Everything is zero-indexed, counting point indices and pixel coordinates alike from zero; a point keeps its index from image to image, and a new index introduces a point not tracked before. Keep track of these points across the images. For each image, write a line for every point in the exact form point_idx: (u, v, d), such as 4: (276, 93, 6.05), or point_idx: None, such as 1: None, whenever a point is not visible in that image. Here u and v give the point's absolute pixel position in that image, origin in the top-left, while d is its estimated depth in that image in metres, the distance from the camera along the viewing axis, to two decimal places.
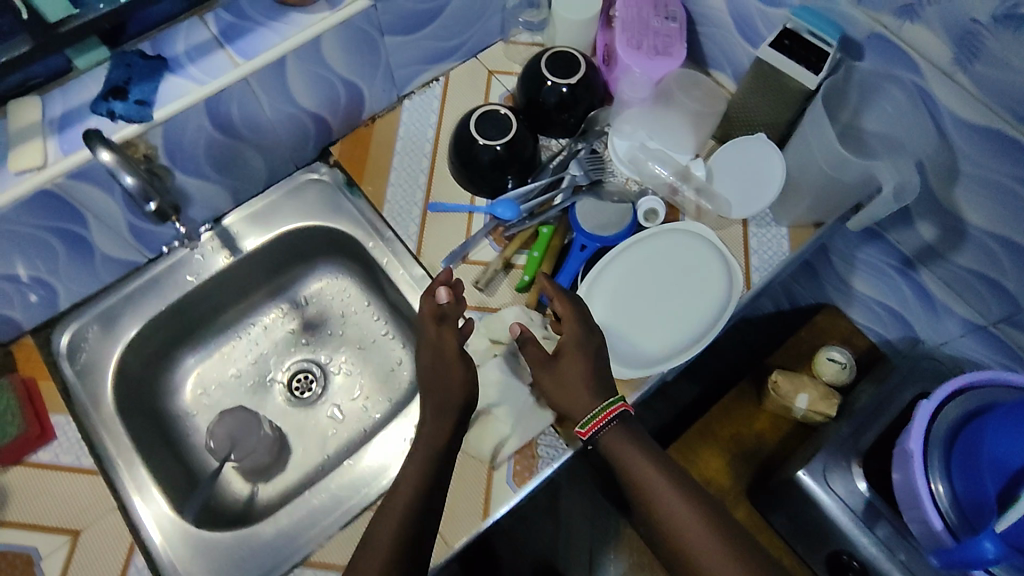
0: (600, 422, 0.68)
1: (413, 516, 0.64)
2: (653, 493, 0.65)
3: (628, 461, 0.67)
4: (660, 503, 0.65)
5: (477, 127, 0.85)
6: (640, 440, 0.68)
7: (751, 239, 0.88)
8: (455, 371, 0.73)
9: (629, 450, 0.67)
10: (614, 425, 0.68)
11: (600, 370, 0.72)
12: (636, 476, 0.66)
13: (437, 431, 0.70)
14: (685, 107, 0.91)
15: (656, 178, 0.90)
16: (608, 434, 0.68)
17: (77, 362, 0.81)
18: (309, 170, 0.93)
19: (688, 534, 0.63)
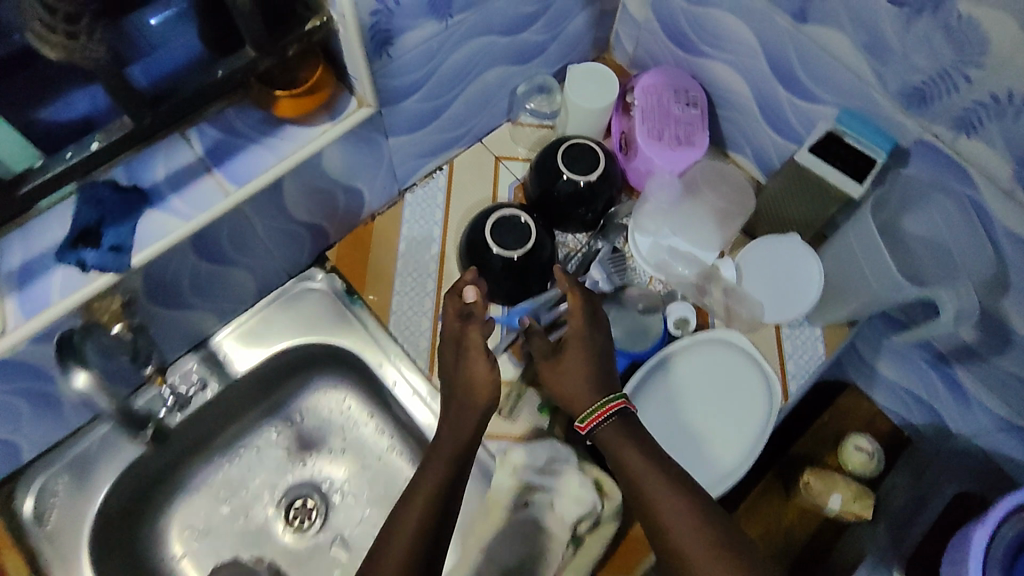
0: (597, 418, 0.65)
1: (432, 518, 0.59)
2: (646, 489, 0.61)
3: (626, 455, 0.63)
4: (656, 500, 0.60)
5: (493, 235, 0.78)
6: (641, 437, 0.64)
7: (785, 342, 0.83)
8: (472, 370, 0.67)
9: (626, 444, 0.63)
10: (614, 421, 0.64)
11: (605, 373, 0.69)
12: (633, 474, 0.62)
13: (462, 418, 0.66)
14: (711, 200, 0.85)
15: (682, 280, 0.84)
16: (605, 429, 0.65)
17: (46, 524, 0.71)
18: (304, 278, 0.84)
19: (686, 529, 0.58)
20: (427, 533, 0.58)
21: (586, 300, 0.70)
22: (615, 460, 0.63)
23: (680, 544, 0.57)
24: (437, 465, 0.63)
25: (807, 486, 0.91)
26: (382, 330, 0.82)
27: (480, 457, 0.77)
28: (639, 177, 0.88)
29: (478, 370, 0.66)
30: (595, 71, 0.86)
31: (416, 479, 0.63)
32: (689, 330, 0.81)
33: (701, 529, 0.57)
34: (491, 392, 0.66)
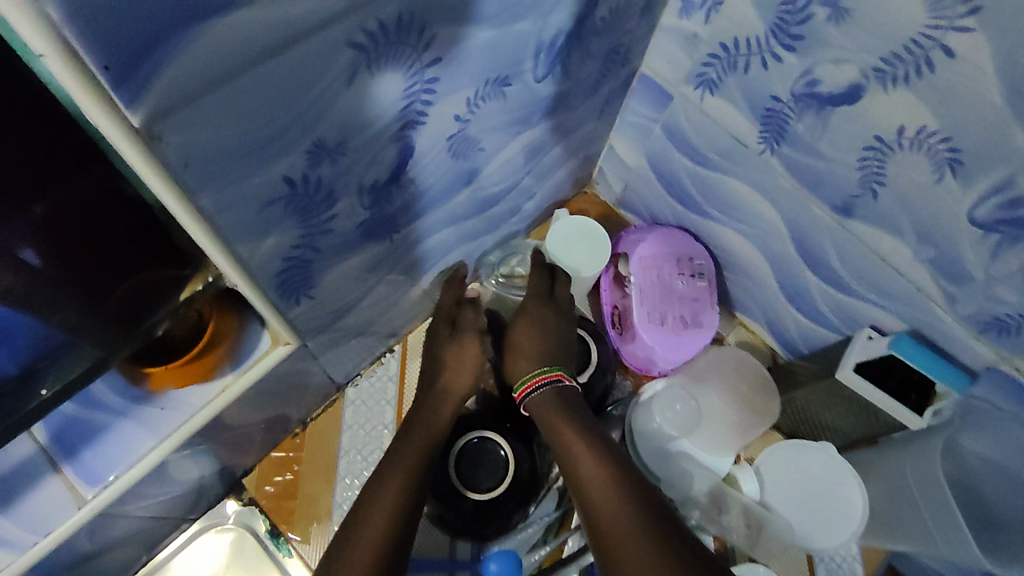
0: (538, 383, 0.59)
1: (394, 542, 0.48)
2: (573, 446, 0.55)
3: (555, 431, 0.57)
4: (580, 468, 0.54)
5: (458, 470, 0.61)
6: (578, 415, 0.58)
7: (818, 567, 0.70)
8: (441, 370, 0.61)
9: (555, 413, 0.58)
10: (547, 391, 0.59)
11: (563, 343, 0.63)
12: (560, 431, 0.56)
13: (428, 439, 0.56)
14: (724, 396, 0.70)
15: (695, 499, 0.68)
16: (542, 400, 0.59)
17: None
18: (217, 516, 0.66)
19: (608, 496, 0.51)
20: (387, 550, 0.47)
21: (542, 276, 0.67)
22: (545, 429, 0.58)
23: (605, 499, 0.51)
24: (396, 477, 0.51)
25: None
26: None
27: None
28: (636, 361, 0.73)
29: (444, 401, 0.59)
30: (589, 228, 0.68)
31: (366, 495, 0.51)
32: None
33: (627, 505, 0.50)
34: (475, 377, 0.61)
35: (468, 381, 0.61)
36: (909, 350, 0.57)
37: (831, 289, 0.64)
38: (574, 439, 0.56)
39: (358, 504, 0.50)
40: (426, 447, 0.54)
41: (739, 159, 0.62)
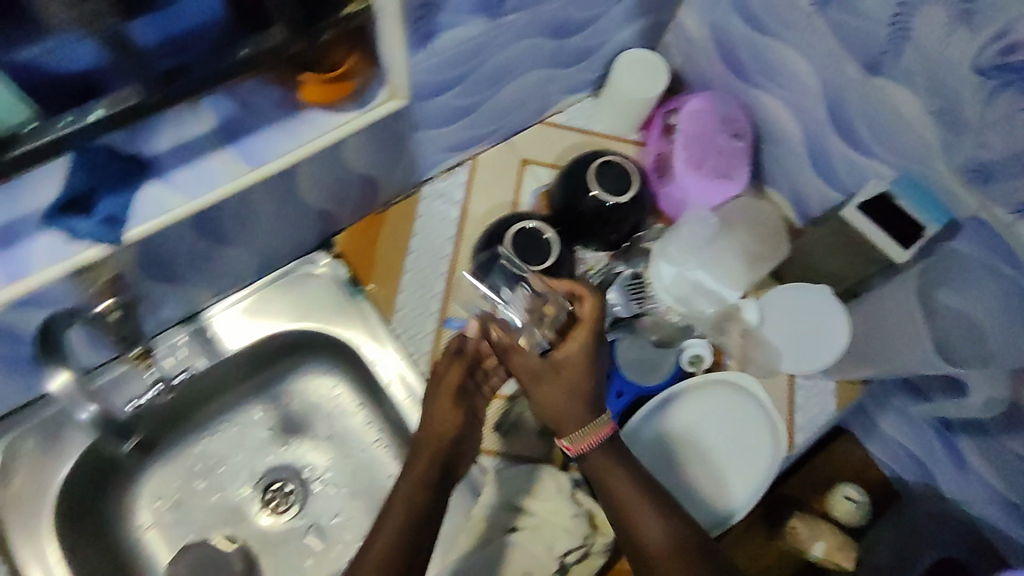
0: (589, 442, 0.64)
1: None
2: (643, 520, 0.61)
3: (617, 486, 0.63)
4: (645, 531, 0.61)
5: (512, 246, 0.74)
6: (628, 462, 0.64)
7: (797, 392, 0.81)
8: (446, 426, 0.65)
9: (618, 475, 0.63)
10: (603, 444, 0.64)
11: (597, 382, 0.65)
12: (626, 499, 0.62)
13: (415, 489, 0.62)
14: (746, 239, 0.81)
15: (702, 317, 0.80)
16: (595, 458, 0.64)
17: (9, 483, 0.68)
18: (307, 262, 0.80)
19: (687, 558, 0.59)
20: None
21: (587, 342, 0.64)
22: (603, 489, 0.63)
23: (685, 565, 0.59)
24: (401, 500, 0.61)
25: (794, 531, 0.94)
26: (383, 326, 0.79)
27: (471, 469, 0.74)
28: (672, 204, 0.84)
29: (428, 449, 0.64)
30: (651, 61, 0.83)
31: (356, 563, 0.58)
32: (702, 368, 0.78)
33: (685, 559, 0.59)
34: (456, 420, 0.65)
35: (448, 419, 0.65)
36: (906, 186, 0.69)
37: (852, 152, 0.75)
38: (649, 516, 0.61)
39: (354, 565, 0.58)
40: (428, 484, 0.63)
41: (794, 21, 0.72)
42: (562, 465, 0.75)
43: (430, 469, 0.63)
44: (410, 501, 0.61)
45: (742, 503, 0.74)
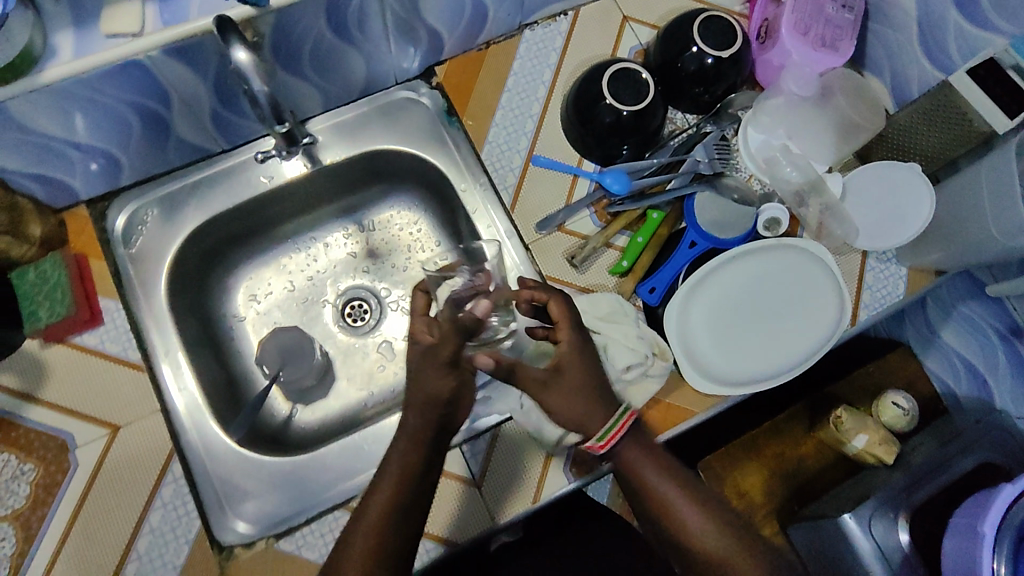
0: (617, 435, 0.57)
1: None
2: (681, 515, 0.56)
3: (648, 486, 0.57)
4: (687, 523, 0.55)
5: (610, 85, 0.75)
6: (658, 456, 0.58)
7: (868, 272, 0.81)
8: (434, 395, 0.56)
9: (650, 466, 0.57)
10: (629, 441, 0.58)
11: (602, 381, 0.59)
12: (659, 490, 0.56)
13: (403, 474, 0.55)
14: (843, 108, 0.80)
15: (786, 184, 0.80)
16: (626, 452, 0.58)
17: (132, 246, 0.74)
18: (407, 87, 0.82)
19: (738, 558, 0.54)
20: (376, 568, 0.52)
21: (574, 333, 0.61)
22: (637, 485, 0.57)
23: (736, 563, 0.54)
24: (386, 493, 0.54)
25: (838, 421, 0.94)
26: (473, 157, 0.81)
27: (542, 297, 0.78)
28: (769, 71, 0.82)
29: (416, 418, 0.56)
30: None
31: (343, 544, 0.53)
32: (778, 232, 0.79)
33: (736, 554, 0.54)
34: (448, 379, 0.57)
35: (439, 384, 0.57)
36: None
37: (967, 23, 0.72)
38: (686, 511, 0.56)
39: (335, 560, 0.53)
40: (415, 472, 0.55)
41: None
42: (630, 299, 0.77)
43: (423, 443, 0.56)
44: (396, 495, 0.54)
45: (790, 364, 0.75)
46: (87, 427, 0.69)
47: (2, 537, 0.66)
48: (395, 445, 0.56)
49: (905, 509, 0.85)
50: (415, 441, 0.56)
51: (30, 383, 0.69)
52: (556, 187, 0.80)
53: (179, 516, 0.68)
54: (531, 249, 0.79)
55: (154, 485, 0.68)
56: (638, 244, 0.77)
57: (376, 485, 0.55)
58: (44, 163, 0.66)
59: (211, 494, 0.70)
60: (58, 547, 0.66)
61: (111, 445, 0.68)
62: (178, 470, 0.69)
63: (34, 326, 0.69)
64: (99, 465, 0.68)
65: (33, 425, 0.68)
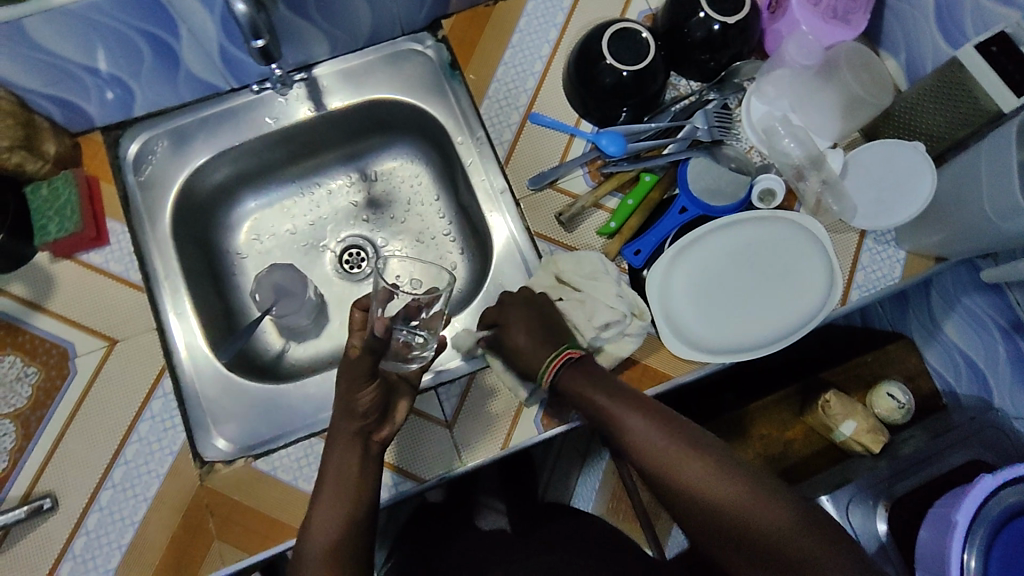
0: (558, 366, 0.67)
1: (343, 552, 0.61)
2: (628, 428, 0.62)
3: (594, 403, 0.64)
4: (634, 433, 0.62)
5: (610, 45, 0.75)
6: (601, 378, 0.66)
7: (863, 253, 0.79)
8: (356, 406, 0.64)
9: (589, 386, 0.65)
10: (570, 368, 0.66)
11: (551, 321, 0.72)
12: (597, 403, 0.64)
13: (342, 475, 0.64)
14: (849, 82, 0.77)
15: (785, 157, 0.79)
16: (569, 378, 0.66)
17: (141, 173, 0.78)
18: (414, 39, 0.84)
19: (688, 460, 0.60)
20: (338, 552, 0.61)
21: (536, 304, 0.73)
22: (585, 405, 0.65)
23: (686, 462, 0.60)
24: (325, 531, 0.62)
25: (826, 405, 0.93)
26: (472, 112, 0.82)
27: (529, 253, 0.79)
28: (777, 42, 0.81)
29: (347, 429, 0.65)
30: None
31: (310, 526, 0.63)
32: (772, 205, 0.78)
33: (684, 458, 0.60)
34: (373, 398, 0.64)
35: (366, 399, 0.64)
36: None
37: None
38: (624, 418, 0.63)
39: (302, 542, 0.62)
40: (346, 502, 0.63)
41: None
42: (613, 260, 0.77)
43: (354, 450, 0.65)
44: (343, 491, 0.63)
45: (774, 336, 0.75)
46: (88, 339, 0.73)
47: (3, 432, 0.71)
48: (332, 449, 0.65)
49: (886, 497, 0.86)
50: (349, 447, 0.65)
51: (39, 293, 0.74)
52: (552, 146, 0.81)
53: (166, 428, 0.71)
54: (522, 205, 0.80)
55: (144, 399, 0.72)
56: (627, 207, 0.77)
57: (316, 523, 0.62)
58: (61, 85, 0.70)
59: (198, 413, 0.73)
60: (54, 446, 0.71)
61: (108, 357, 0.73)
62: (168, 387, 0.73)
63: (43, 240, 0.72)
64: (95, 374, 0.72)
65: (39, 332, 0.73)
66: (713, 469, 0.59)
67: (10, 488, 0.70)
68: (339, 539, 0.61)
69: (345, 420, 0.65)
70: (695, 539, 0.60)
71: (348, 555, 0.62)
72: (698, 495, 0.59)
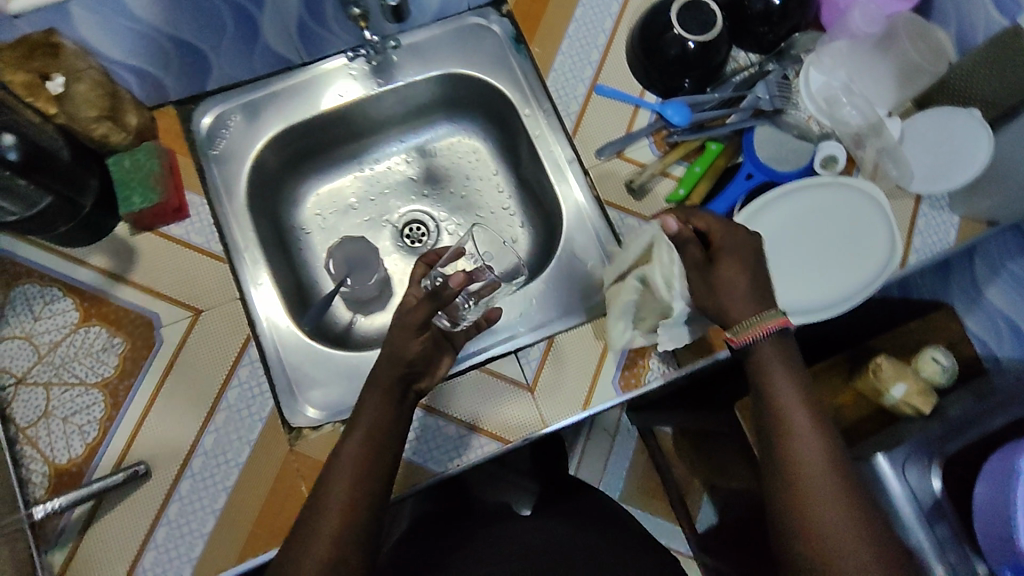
0: (756, 333, 0.61)
1: (357, 514, 0.58)
2: (797, 429, 0.58)
3: (775, 384, 0.60)
4: (802, 437, 0.58)
5: (679, 16, 0.77)
6: (794, 366, 0.61)
7: (919, 218, 0.82)
8: (401, 352, 0.66)
9: (780, 372, 0.61)
10: (771, 340, 0.61)
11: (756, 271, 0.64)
12: (779, 386, 0.60)
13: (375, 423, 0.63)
14: (908, 51, 0.81)
15: (845, 126, 0.81)
16: (763, 349, 0.61)
17: (215, 147, 0.79)
18: (478, 13, 0.85)
19: (834, 498, 0.55)
20: (354, 515, 0.58)
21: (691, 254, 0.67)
22: (762, 385, 0.61)
23: (835, 496, 0.55)
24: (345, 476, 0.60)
25: (876, 369, 0.95)
26: (538, 85, 0.84)
27: (599, 221, 0.81)
28: (835, 14, 0.83)
29: (386, 374, 0.66)
30: None
31: (326, 479, 0.60)
32: (833, 171, 0.81)
33: (836, 478, 0.56)
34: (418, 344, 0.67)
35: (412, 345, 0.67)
36: None
37: None
38: (798, 414, 0.59)
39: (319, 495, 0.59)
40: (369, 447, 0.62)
41: None
42: None
43: (390, 398, 0.65)
44: (373, 440, 0.62)
45: (836, 299, 0.78)
46: (172, 308, 0.74)
47: (92, 401, 0.71)
48: (369, 395, 0.65)
49: (940, 456, 0.87)
50: (388, 391, 0.65)
51: (121, 265, 0.74)
52: (616, 117, 0.83)
53: (254, 395, 0.72)
54: (591, 174, 0.82)
55: (231, 366, 0.73)
56: (694, 174, 0.80)
57: (335, 474, 0.60)
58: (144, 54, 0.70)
59: (283, 380, 0.75)
60: (143, 414, 0.72)
61: (193, 325, 0.74)
62: (254, 355, 0.74)
63: (128, 210, 0.72)
64: (180, 343, 0.73)
65: (123, 303, 0.74)
66: (860, 518, 0.54)
67: (102, 456, 0.70)
68: (356, 496, 0.59)
69: (387, 365, 0.66)
70: (789, 561, 0.56)
71: (359, 522, 0.58)
72: (824, 530, 0.54)
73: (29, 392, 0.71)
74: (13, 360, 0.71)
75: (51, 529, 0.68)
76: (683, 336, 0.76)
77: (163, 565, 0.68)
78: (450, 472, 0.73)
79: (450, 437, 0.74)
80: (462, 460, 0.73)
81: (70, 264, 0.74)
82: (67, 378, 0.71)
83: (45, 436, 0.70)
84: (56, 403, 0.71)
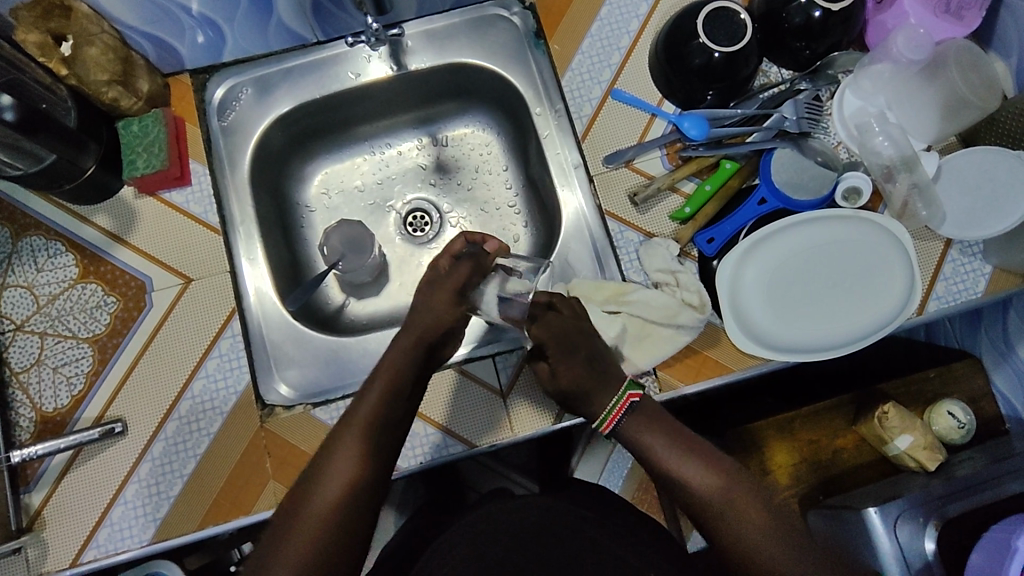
0: (616, 415, 0.63)
1: (349, 501, 0.56)
2: (696, 488, 0.59)
3: (656, 448, 0.61)
4: (697, 485, 0.59)
5: (705, 25, 0.72)
6: (665, 424, 0.63)
7: (946, 263, 0.75)
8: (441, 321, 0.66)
9: (654, 436, 0.62)
10: (631, 415, 0.63)
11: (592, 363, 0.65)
12: (663, 453, 0.61)
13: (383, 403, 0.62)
14: (955, 81, 0.73)
15: (875, 156, 0.75)
16: (629, 422, 0.63)
17: (225, 118, 0.80)
18: (501, 5, 0.83)
19: (761, 524, 0.56)
20: (350, 499, 0.56)
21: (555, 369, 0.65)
22: (644, 455, 0.62)
23: (747, 514, 0.57)
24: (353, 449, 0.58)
25: (882, 417, 0.85)
26: (552, 84, 0.81)
27: (599, 231, 0.78)
28: (880, 34, 0.77)
29: (408, 341, 0.65)
30: None
31: (329, 459, 0.58)
32: (858, 203, 0.75)
33: (756, 508, 0.57)
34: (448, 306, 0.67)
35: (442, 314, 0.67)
36: None
37: None
38: (694, 473, 0.59)
39: (317, 472, 0.57)
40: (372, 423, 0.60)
41: None
42: (684, 246, 0.76)
43: (409, 367, 0.64)
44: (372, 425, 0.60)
45: (838, 342, 0.73)
46: (166, 275, 0.76)
47: (81, 355, 0.74)
48: (374, 383, 0.62)
49: (937, 516, 0.75)
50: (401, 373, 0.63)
51: (123, 226, 0.77)
52: (630, 124, 0.79)
53: (233, 367, 0.74)
54: (595, 182, 0.79)
55: (213, 338, 0.74)
56: (704, 192, 0.76)
57: (339, 453, 0.58)
58: (159, 23, 0.72)
59: (262, 356, 0.76)
60: (128, 371, 0.74)
61: (184, 293, 0.75)
62: (237, 328, 0.75)
63: (131, 174, 0.75)
64: (171, 309, 0.75)
65: (120, 264, 0.76)
66: (785, 530, 0.57)
67: (85, 410, 0.73)
68: (352, 482, 0.57)
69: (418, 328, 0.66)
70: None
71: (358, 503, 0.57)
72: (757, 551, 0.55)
73: (26, 339, 0.74)
74: (14, 308, 0.74)
75: (30, 472, 0.71)
76: (668, 360, 0.73)
77: (130, 520, 0.70)
78: (413, 471, 0.73)
79: (415, 433, 0.73)
80: (426, 458, 0.73)
81: (74, 220, 0.76)
82: (61, 330, 0.74)
83: (36, 383, 0.73)
84: (49, 353, 0.74)
